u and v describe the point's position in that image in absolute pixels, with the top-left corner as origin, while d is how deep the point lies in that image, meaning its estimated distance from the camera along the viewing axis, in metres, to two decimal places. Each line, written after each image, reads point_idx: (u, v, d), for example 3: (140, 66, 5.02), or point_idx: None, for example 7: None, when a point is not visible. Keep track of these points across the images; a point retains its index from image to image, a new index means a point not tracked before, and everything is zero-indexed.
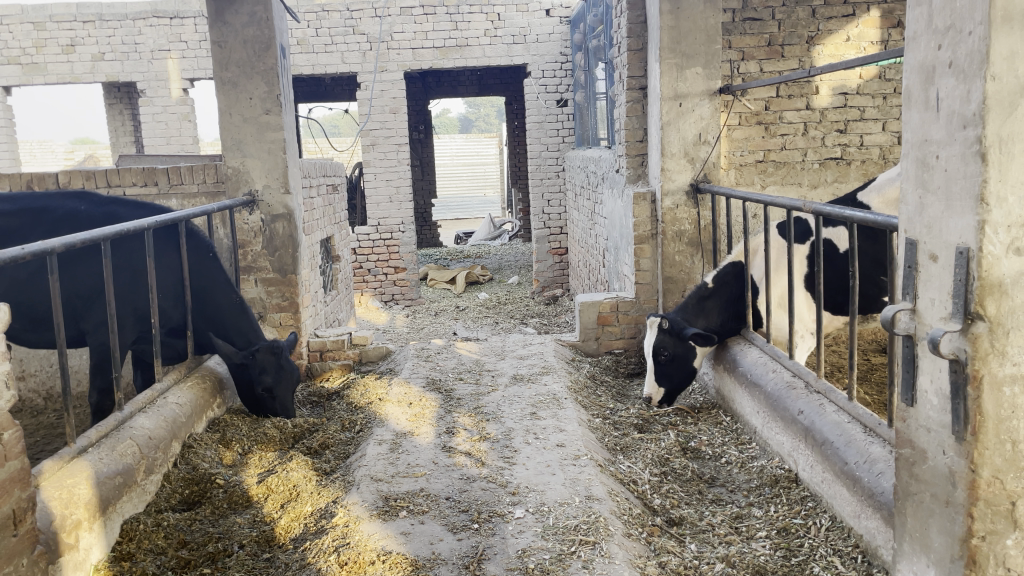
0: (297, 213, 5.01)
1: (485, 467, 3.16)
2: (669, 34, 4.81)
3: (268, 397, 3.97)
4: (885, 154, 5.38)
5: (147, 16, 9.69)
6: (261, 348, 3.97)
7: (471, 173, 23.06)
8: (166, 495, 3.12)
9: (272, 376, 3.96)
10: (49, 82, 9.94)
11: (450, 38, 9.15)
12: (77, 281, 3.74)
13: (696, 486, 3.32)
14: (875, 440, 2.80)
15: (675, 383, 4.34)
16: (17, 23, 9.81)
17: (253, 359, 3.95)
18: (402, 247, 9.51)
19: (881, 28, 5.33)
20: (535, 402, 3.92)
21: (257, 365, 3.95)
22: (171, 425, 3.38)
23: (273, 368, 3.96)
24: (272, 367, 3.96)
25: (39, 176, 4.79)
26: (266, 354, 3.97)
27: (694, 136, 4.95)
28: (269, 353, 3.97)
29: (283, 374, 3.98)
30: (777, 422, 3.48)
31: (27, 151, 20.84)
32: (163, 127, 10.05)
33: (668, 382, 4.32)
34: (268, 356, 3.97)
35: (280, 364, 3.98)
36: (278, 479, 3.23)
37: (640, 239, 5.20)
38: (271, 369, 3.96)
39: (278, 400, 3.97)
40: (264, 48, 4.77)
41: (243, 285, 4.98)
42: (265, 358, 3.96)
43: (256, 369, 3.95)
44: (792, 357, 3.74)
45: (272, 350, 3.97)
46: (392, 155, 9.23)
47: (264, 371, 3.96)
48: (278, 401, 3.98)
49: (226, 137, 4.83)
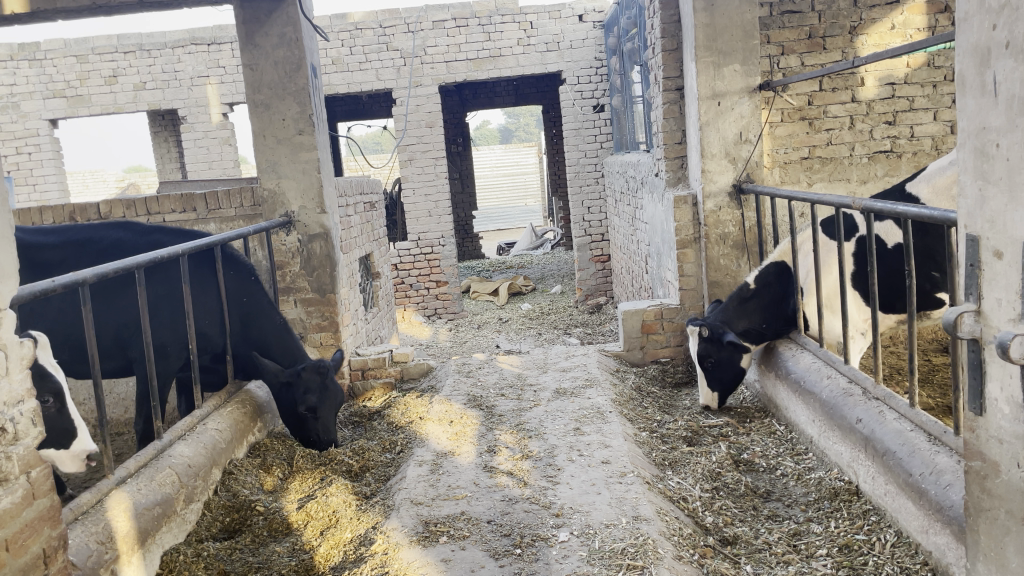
0: (334, 232, 4.98)
1: (527, 488, 3.05)
2: (704, 32, 4.67)
3: (311, 417, 3.86)
4: (938, 145, 5.15)
5: (185, 43, 9.86)
6: (306, 368, 3.92)
7: (512, 183, 23.02)
8: (206, 523, 3.09)
9: (317, 396, 3.86)
10: (93, 113, 10.18)
11: (484, 50, 9.11)
12: (120, 311, 3.73)
13: (750, 502, 3.17)
14: (941, 450, 2.62)
15: (728, 383, 4.25)
16: (61, 57, 10.08)
17: (298, 377, 3.90)
18: (443, 261, 9.48)
19: (927, 14, 5.11)
20: (579, 417, 3.81)
21: (302, 385, 3.89)
22: (210, 451, 3.35)
23: (319, 386, 3.89)
24: (316, 387, 3.89)
25: (81, 207, 4.86)
26: (312, 375, 3.91)
27: (735, 136, 4.80)
28: (315, 373, 3.92)
29: (327, 396, 3.89)
30: (835, 431, 3.31)
31: (78, 180, 21.54)
32: (205, 152, 10.22)
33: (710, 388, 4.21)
34: (313, 376, 3.92)
35: (324, 385, 3.92)
36: (318, 504, 3.17)
37: (683, 244, 5.06)
38: (317, 388, 3.88)
39: (321, 420, 3.86)
40: (295, 69, 4.76)
41: (283, 306, 4.97)
42: (311, 377, 3.90)
43: (301, 388, 3.88)
44: (847, 361, 3.55)
45: (318, 370, 3.93)
46: (430, 170, 9.22)
47: (309, 390, 3.88)
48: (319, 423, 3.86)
49: (261, 160, 4.83)
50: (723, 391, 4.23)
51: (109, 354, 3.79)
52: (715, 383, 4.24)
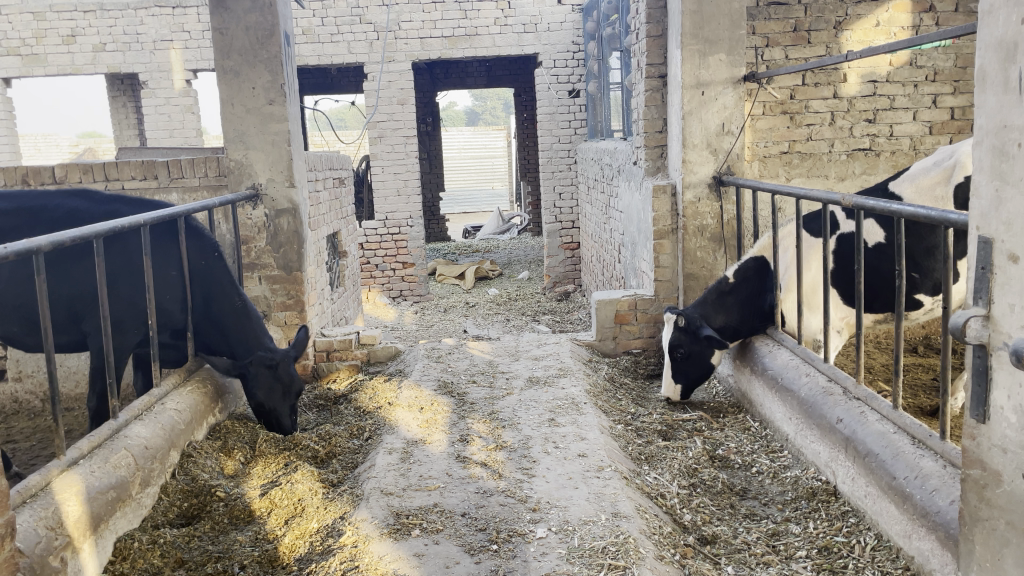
0: (303, 207, 4.81)
1: (502, 480, 2.95)
2: (691, 19, 4.58)
3: (264, 410, 3.73)
4: (916, 145, 5.14)
5: (149, 5, 9.48)
6: (254, 361, 3.74)
7: (480, 166, 22.81)
8: (163, 508, 2.94)
9: (266, 391, 3.72)
10: (49, 73, 9.76)
11: (460, 28, 8.93)
12: (77, 283, 3.52)
13: (728, 500, 3.11)
14: (926, 454, 2.59)
15: (692, 379, 4.20)
16: (16, 13, 9.64)
17: (247, 370, 3.74)
18: (410, 242, 9.31)
19: (912, 12, 5.08)
20: (553, 408, 3.72)
21: (251, 377, 3.73)
22: (169, 433, 3.19)
23: (268, 382, 3.72)
24: (267, 381, 3.73)
25: (35, 169, 4.62)
26: (260, 367, 3.73)
27: (717, 127, 4.73)
28: (264, 365, 3.73)
29: (278, 388, 3.72)
30: (813, 430, 3.27)
31: (31, 143, 20.87)
32: (166, 120, 9.87)
33: (686, 379, 4.18)
34: (262, 369, 3.74)
35: (277, 377, 3.74)
36: (282, 491, 3.03)
37: (660, 234, 4.98)
38: (266, 383, 3.72)
39: (273, 414, 3.71)
40: (267, 36, 4.56)
41: (247, 283, 4.78)
42: (260, 372, 3.73)
43: (251, 382, 3.73)
44: (827, 360, 3.51)
45: (267, 363, 3.73)
46: (400, 148, 9.01)
47: (259, 384, 3.73)
48: (274, 418, 3.72)
49: (228, 129, 4.62)
50: (685, 385, 4.18)
51: (63, 328, 3.59)
52: (680, 377, 4.19)
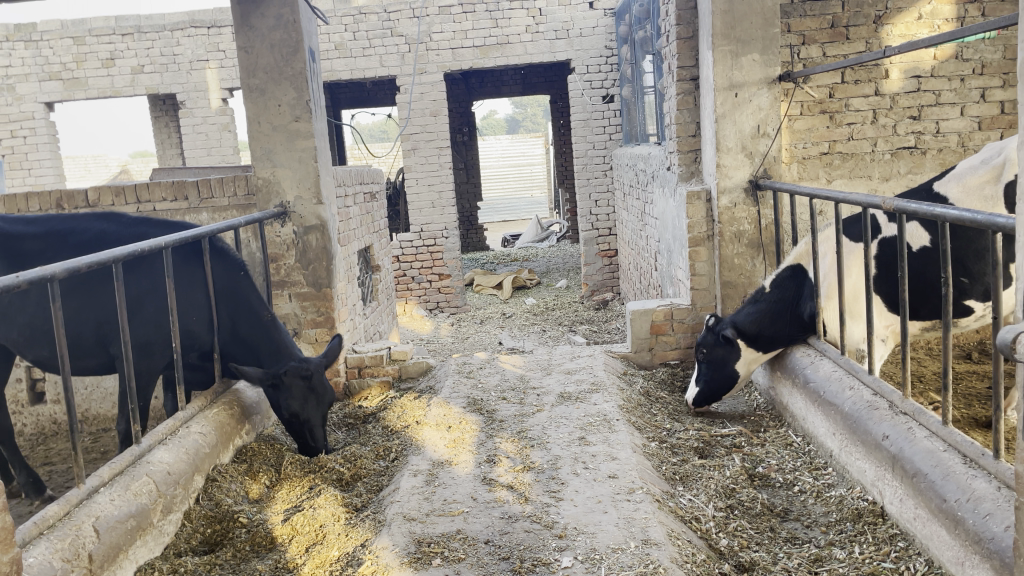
0: (331, 223, 4.77)
1: (528, 504, 2.84)
2: (722, 19, 4.45)
3: (297, 422, 3.66)
4: (964, 142, 4.90)
5: (185, 26, 9.64)
6: (288, 372, 3.68)
7: (519, 175, 22.76)
8: (186, 536, 2.90)
9: (301, 401, 3.66)
10: (90, 96, 9.98)
11: (491, 37, 8.87)
12: (104, 307, 3.52)
13: (768, 522, 2.96)
14: (979, 474, 2.41)
15: (716, 385, 4.14)
16: (57, 38, 9.88)
17: (281, 381, 3.67)
18: (445, 253, 9.27)
19: (957, 4, 4.85)
20: (584, 425, 3.60)
21: (285, 389, 3.67)
22: (193, 457, 3.15)
23: (302, 394, 3.67)
24: (302, 392, 3.68)
25: (69, 194, 4.67)
26: (295, 378, 3.68)
27: (752, 129, 4.58)
28: (298, 377, 3.68)
29: (311, 398, 3.68)
30: (858, 447, 3.10)
31: (81, 165, 21.47)
32: (203, 138, 10.01)
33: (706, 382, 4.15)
34: (297, 380, 3.69)
35: (311, 389, 3.70)
36: (305, 517, 2.97)
37: (696, 242, 4.83)
38: (300, 394, 3.67)
39: (307, 425, 3.65)
40: (292, 52, 4.54)
41: (277, 300, 4.76)
42: (294, 383, 3.67)
43: (284, 394, 3.67)
44: (872, 372, 3.33)
45: (301, 374, 3.68)
46: (434, 159, 8.98)
47: (292, 396, 3.67)
48: (307, 429, 3.66)
49: (256, 147, 4.62)
50: (703, 390, 4.14)
51: (90, 353, 3.59)
52: (699, 379, 4.18)
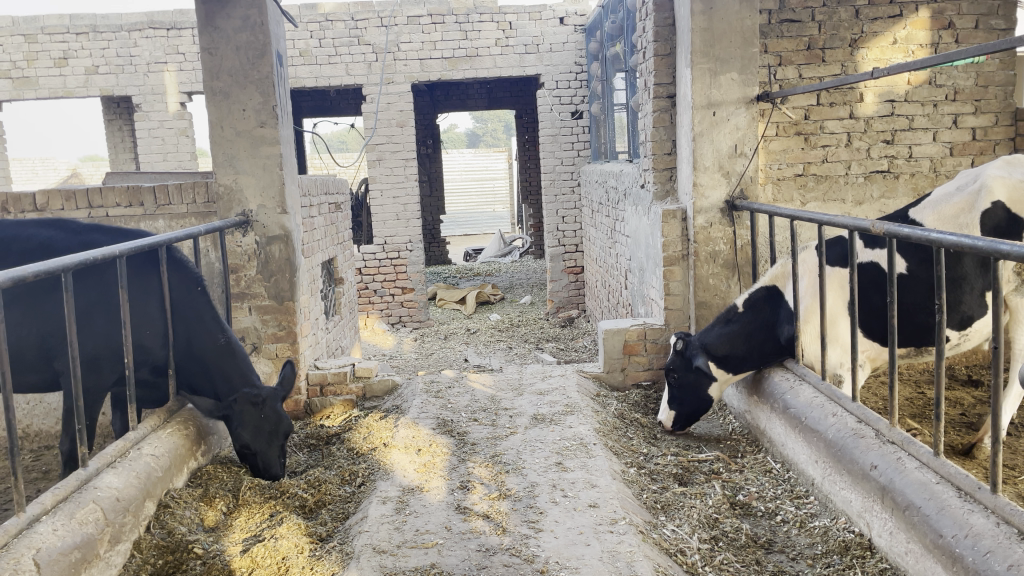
0: (295, 234, 4.57)
1: (506, 535, 2.69)
2: (701, 37, 4.39)
3: (247, 453, 3.50)
4: (936, 167, 4.91)
5: (143, 27, 9.34)
6: (239, 398, 3.54)
7: (481, 188, 22.64)
8: (135, 567, 2.69)
9: (250, 431, 3.50)
10: (41, 97, 9.62)
11: (460, 49, 8.76)
12: (51, 318, 3.30)
13: (753, 555, 2.86)
14: (976, 509, 2.33)
15: (690, 408, 4.07)
16: (7, 35, 9.49)
17: (232, 408, 3.54)
18: (409, 267, 9.09)
19: (931, 29, 4.84)
20: (561, 450, 3.46)
21: (234, 416, 3.53)
22: (144, 482, 2.94)
23: (253, 422, 3.51)
24: (251, 421, 3.51)
25: (15, 197, 4.40)
26: (245, 405, 3.53)
27: (729, 148, 4.52)
28: (248, 404, 3.53)
29: (263, 429, 3.50)
30: (843, 476, 3.01)
31: (28, 167, 20.86)
32: (159, 143, 9.71)
33: (679, 406, 4.07)
34: (247, 407, 3.53)
35: (262, 417, 3.52)
36: (265, 549, 2.76)
37: (670, 261, 4.74)
38: (250, 424, 3.50)
39: (258, 458, 3.48)
40: (258, 56, 4.36)
41: (236, 313, 4.53)
42: (244, 410, 3.52)
43: (235, 421, 3.53)
44: (855, 399, 3.25)
45: (252, 400, 3.53)
46: (399, 171, 8.83)
47: (243, 424, 3.52)
48: (259, 461, 3.49)
49: (217, 153, 4.40)
50: (679, 414, 4.07)
51: (33, 368, 3.35)
52: (674, 402, 4.11)
